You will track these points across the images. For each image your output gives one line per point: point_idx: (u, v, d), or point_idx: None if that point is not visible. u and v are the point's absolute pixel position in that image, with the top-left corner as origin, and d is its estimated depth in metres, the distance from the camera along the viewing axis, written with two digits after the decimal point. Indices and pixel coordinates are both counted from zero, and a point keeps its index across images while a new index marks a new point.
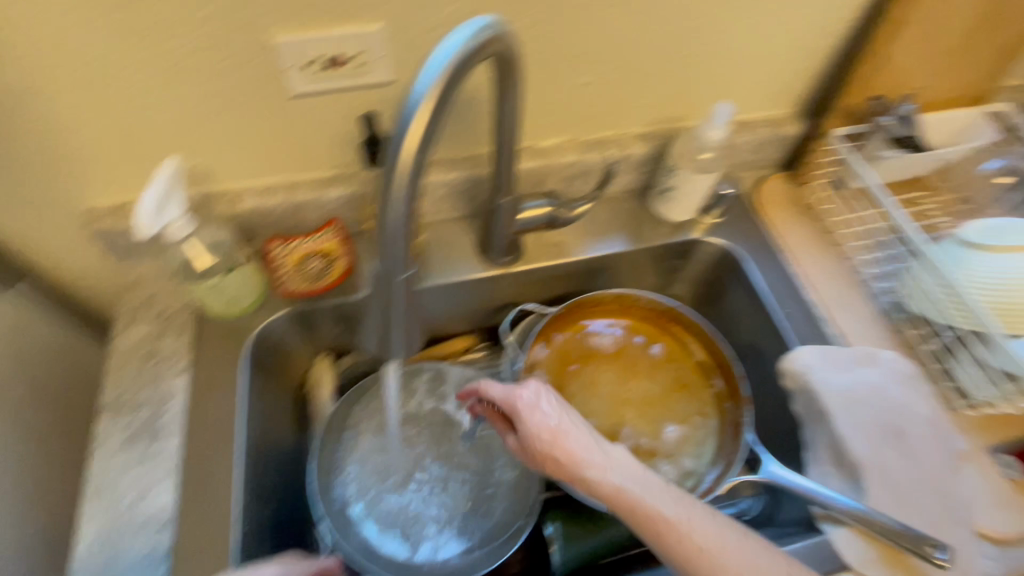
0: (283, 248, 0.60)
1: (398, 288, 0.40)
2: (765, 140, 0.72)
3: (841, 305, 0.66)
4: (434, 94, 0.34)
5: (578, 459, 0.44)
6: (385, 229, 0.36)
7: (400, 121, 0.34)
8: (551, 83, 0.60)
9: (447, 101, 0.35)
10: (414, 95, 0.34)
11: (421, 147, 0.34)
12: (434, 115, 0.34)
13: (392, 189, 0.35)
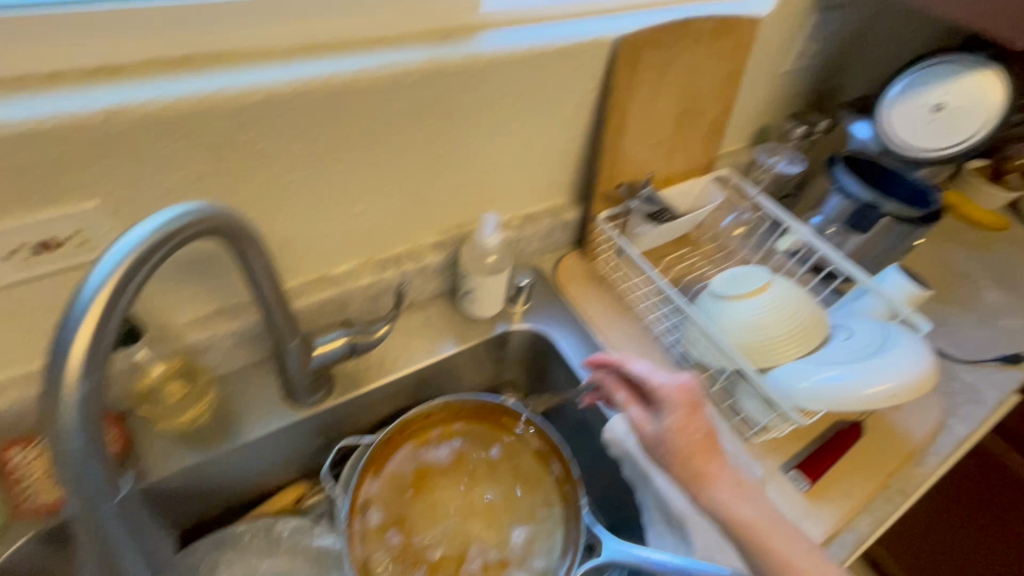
0: (25, 454, 0.50)
1: (108, 512, 0.35)
2: (551, 228, 0.80)
3: (643, 364, 0.73)
4: (106, 295, 0.32)
5: (714, 471, 0.54)
6: (64, 464, 0.33)
7: (66, 323, 0.32)
8: (324, 218, 0.59)
9: (127, 296, 0.33)
10: (85, 288, 0.32)
11: (85, 365, 0.31)
12: (107, 315, 0.32)
13: (58, 424, 0.32)
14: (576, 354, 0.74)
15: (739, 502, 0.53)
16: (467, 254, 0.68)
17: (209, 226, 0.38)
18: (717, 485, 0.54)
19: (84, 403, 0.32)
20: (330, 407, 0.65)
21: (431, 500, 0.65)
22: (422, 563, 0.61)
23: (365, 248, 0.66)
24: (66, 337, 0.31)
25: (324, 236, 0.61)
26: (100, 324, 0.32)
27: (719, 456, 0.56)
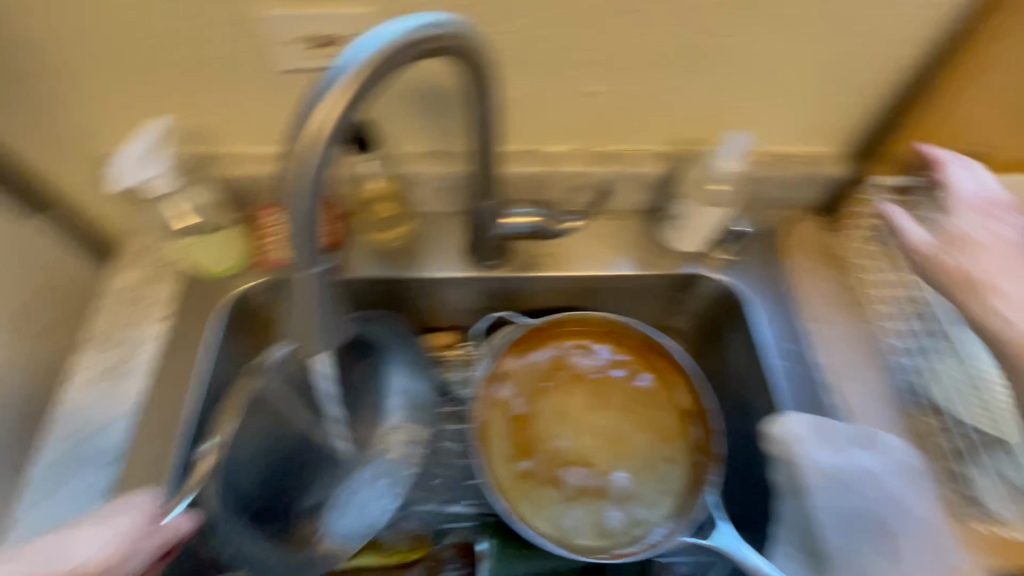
0: (271, 216, 0.59)
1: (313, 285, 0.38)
2: (800, 178, 0.65)
3: (849, 377, 0.59)
4: (318, 130, 0.33)
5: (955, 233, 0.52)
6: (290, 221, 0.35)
7: (290, 179, 0.34)
8: (554, 88, 0.56)
9: (332, 148, 0.34)
10: (309, 110, 0.33)
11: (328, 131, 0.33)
12: (319, 176, 0.34)
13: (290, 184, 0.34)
14: (770, 328, 0.63)
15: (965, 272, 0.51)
16: (686, 181, 0.59)
17: (444, 44, 0.37)
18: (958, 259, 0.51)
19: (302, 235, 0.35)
20: (498, 277, 0.66)
21: (561, 401, 0.65)
22: (529, 451, 0.62)
23: (585, 134, 0.62)
24: (316, 99, 0.32)
25: (552, 108, 0.58)
26: (311, 192, 0.34)
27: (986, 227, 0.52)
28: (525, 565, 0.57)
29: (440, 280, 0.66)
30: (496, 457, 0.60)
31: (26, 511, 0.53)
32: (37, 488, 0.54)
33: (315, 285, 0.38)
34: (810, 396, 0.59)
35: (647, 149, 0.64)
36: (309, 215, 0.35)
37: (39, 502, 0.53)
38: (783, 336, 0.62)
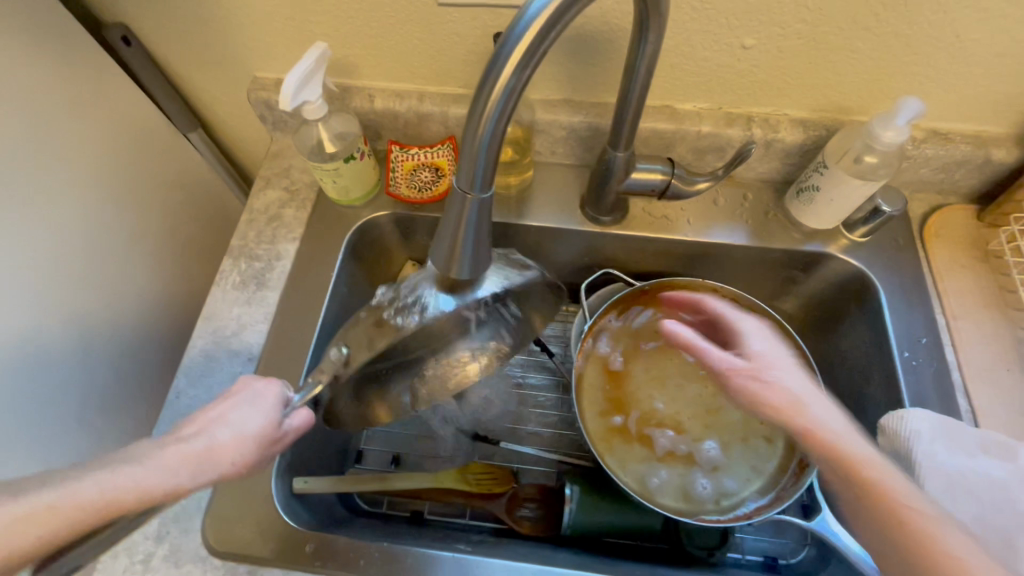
0: (399, 154, 0.63)
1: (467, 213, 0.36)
2: (961, 159, 0.59)
3: (986, 379, 0.55)
4: (521, 50, 0.29)
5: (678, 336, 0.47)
6: (467, 142, 0.32)
7: (479, 98, 0.31)
8: (704, 40, 0.53)
9: (526, 74, 0.30)
10: (513, 28, 0.29)
11: (521, 70, 0.30)
12: (506, 101, 0.31)
13: (479, 106, 0.31)
14: (900, 319, 0.59)
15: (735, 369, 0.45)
16: (833, 149, 0.55)
17: None
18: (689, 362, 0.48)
19: (483, 162, 0.33)
20: (611, 235, 0.65)
21: (658, 365, 0.65)
22: (622, 407, 0.63)
23: (725, 93, 0.59)
24: (511, 36, 0.29)
25: (697, 61, 0.55)
26: (496, 117, 0.31)
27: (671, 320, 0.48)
28: (612, 514, 0.60)
29: (553, 232, 0.66)
30: (586, 410, 0.62)
31: (174, 399, 0.56)
32: (186, 376, 0.57)
33: (466, 216, 0.36)
34: (940, 395, 0.55)
35: (789, 113, 0.60)
36: (490, 144, 0.32)
37: (188, 390, 0.57)
38: (915, 328, 0.58)
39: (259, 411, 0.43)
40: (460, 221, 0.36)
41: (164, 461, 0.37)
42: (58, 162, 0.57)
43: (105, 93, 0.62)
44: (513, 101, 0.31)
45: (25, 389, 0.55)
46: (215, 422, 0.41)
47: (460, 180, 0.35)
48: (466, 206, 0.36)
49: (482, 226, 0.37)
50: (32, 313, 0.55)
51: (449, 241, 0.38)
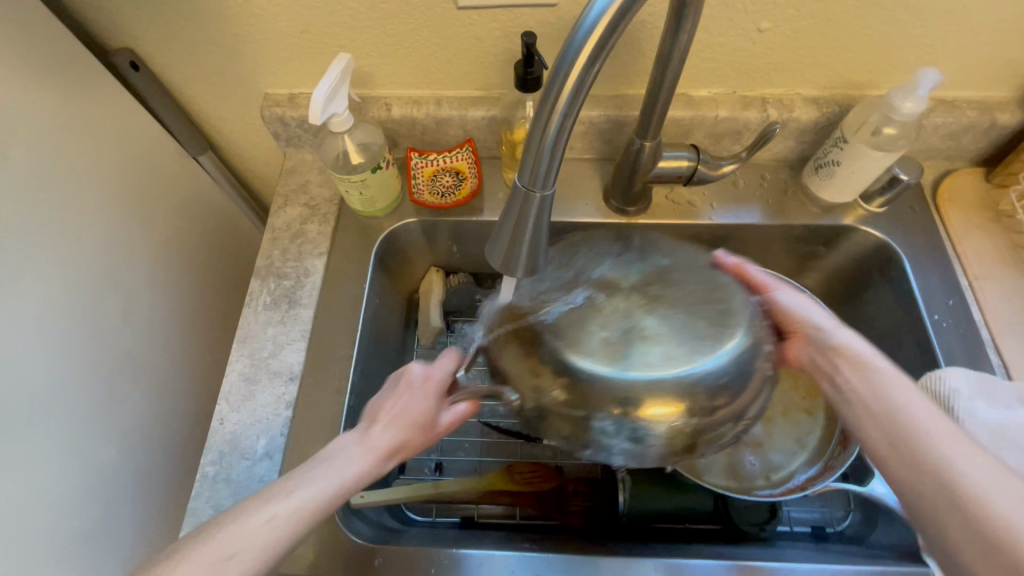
0: (419, 161, 0.61)
1: (530, 211, 0.36)
2: (969, 125, 0.61)
3: (1013, 333, 0.57)
4: (590, 48, 0.30)
5: (780, 297, 0.47)
6: (532, 143, 0.33)
7: (546, 97, 0.32)
8: (720, 26, 0.54)
9: (593, 72, 0.31)
10: (580, 27, 0.30)
11: (588, 68, 0.30)
12: (573, 99, 0.31)
13: (547, 106, 0.32)
14: (925, 283, 0.61)
15: (833, 330, 0.44)
16: (852, 122, 0.57)
17: None
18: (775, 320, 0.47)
19: (547, 160, 0.33)
20: (637, 225, 0.66)
21: None
22: None
23: (739, 77, 0.60)
24: (580, 36, 0.30)
25: (711, 46, 0.56)
26: (563, 114, 0.32)
27: (774, 283, 0.48)
28: (664, 499, 0.60)
29: (579, 226, 0.67)
30: None
31: (218, 426, 0.55)
32: (227, 402, 0.56)
33: (528, 216, 0.37)
34: (972, 353, 0.57)
35: (801, 92, 0.61)
36: (556, 142, 0.33)
37: (231, 414, 0.56)
38: (940, 290, 0.60)
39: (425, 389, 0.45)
40: (521, 219, 0.37)
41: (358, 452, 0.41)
42: (80, 197, 0.56)
43: (121, 122, 0.61)
44: (580, 97, 0.32)
45: (73, 428, 0.54)
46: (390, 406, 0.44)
47: (523, 179, 0.35)
48: (528, 206, 0.36)
49: (541, 226, 0.37)
50: (70, 352, 0.54)
51: (509, 239, 0.38)
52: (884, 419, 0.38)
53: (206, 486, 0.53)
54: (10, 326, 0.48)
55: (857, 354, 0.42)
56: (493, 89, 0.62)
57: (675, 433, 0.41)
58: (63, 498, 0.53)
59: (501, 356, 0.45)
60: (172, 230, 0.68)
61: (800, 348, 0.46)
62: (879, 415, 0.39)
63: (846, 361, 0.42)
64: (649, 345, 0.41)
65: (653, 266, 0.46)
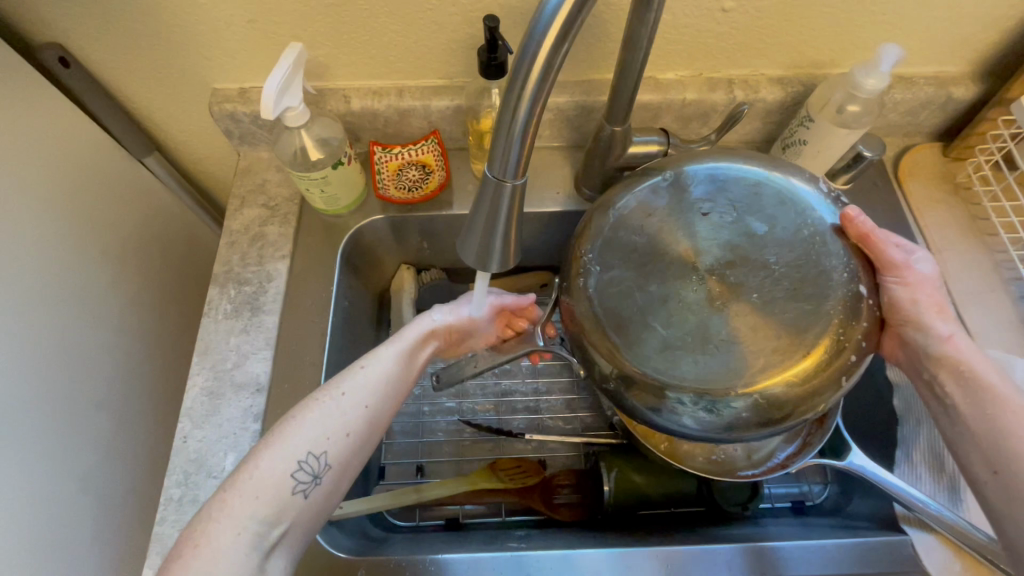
0: (382, 155, 0.59)
1: (503, 203, 0.35)
2: (926, 101, 0.62)
3: (976, 301, 0.59)
4: (558, 28, 0.28)
5: (897, 288, 0.47)
6: (502, 130, 0.31)
7: (514, 81, 0.30)
8: (685, 7, 0.53)
9: (562, 52, 0.29)
10: (546, 4, 0.28)
11: (557, 47, 0.29)
12: (543, 83, 0.30)
13: (516, 89, 0.30)
14: None
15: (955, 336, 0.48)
16: (817, 101, 0.58)
17: None
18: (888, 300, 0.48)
19: (517, 148, 0.32)
20: None
21: None
22: None
23: (705, 58, 0.59)
24: (545, 15, 0.28)
25: (676, 27, 0.55)
26: (533, 98, 0.30)
27: (908, 266, 0.46)
28: (649, 486, 0.60)
29: (551, 216, 0.65)
30: None
31: (180, 445, 0.52)
32: (190, 419, 0.53)
33: (501, 207, 0.35)
34: None
35: (766, 73, 0.61)
36: (526, 129, 0.31)
37: (195, 432, 0.53)
38: None
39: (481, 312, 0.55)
40: (493, 211, 0.35)
41: (392, 361, 0.48)
42: (14, 207, 0.51)
43: (56, 124, 0.56)
44: (550, 79, 0.30)
45: (22, 458, 0.50)
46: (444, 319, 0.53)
47: (493, 169, 0.33)
48: (498, 197, 0.34)
49: (512, 219, 0.36)
50: (12, 376, 0.50)
51: (482, 232, 0.36)
52: (989, 427, 0.45)
53: (171, 509, 0.50)
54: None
55: (959, 364, 0.47)
56: (456, 78, 0.60)
57: (749, 410, 0.42)
58: (17, 534, 0.49)
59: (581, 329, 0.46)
60: (121, 240, 0.64)
61: (897, 346, 0.51)
62: (982, 421, 0.45)
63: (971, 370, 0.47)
64: (725, 340, 0.43)
65: (750, 236, 0.45)
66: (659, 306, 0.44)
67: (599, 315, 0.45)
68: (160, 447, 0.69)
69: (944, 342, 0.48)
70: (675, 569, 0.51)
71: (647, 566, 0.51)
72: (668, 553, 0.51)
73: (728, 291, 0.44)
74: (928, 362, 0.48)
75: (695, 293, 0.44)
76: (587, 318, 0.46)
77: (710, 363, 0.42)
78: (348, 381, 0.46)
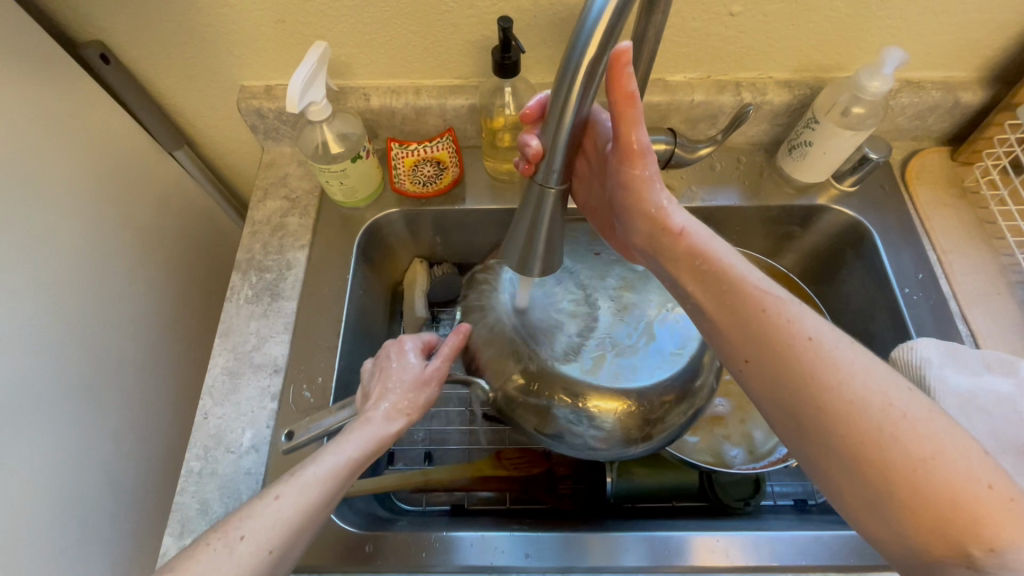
0: (398, 151, 0.61)
1: (547, 204, 0.37)
2: (933, 105, 0.63)
3: (981, 304, 0.60)
4: (599, 38, 0.30)
5: (718, 259, 0.40)
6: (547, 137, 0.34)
7: (561, 85, 0.32)
8: (693, 11, 0.55)
9: (603, 60, 0.32)
10: (586, 18, 0.30)
11: (600, 55, 0.31)
12: (589, 84, 0.32)
13: (561, 99, 0.33)
14: (897, 259, 0.63)
15: (800, 325, 0.36)
16: (823, 102, 0.59)
17: None
18: (666, 263, 0.43)
19: (563, 149, 0.34)
20: None
21: None
22: None
23: (714, 61, 0.61)
24: (585, 26, 0.30)
25: (685, 30, 0.57)
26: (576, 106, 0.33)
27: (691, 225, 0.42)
28: (651, 479, 0.61)
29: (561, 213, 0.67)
30: None
31: (202, 421, 0.55)
32: (211, 396, 0.56)
33: (546, 209, 0.38)
34: (944, 324, 0.59)
35: (774, 76, 0.63)
36: (573, 127, 0.34)
37: (215, 409, 0.55)
38: (911, 265, 0.62)
39: (430, 386, 0.47)
40: (537, 212, 0.38)
41: (318, 491, 0.38)
42: (52, 192, 0.55)
43: (93, 118, 0.60)
44: (594, 85, 0.33)
45: (53, 430, 0.53)
46: (399, 422, 0.44)
47: (539, 173, 0.36)
48: (544, 197, 0.37)
49: (556, 218, 0.38)
50: (47, 351, 0.53)
51: (527, 233, 0.39)
52: (844, 440, 0.34)
53: (191, 481, 0.52)
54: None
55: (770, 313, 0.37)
56: (471, 78, 0.63)
57: (626, 425, 0.48)
58: (47, 499, 0.52)
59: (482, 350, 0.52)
60: (149, 227, 0.67)
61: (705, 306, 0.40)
62: (834, 433, 0.34)
63: (831, 382, 0.34)
64: (601, 360, 0.49)
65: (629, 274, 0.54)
66: (551, 326, 0.51)
67: (505, 332, 0.51)
68: (180, 428, 0.72)
69: (799, 345, 0.36)
70: (672, 556, 0.52)
71: (642, 554, 0.52)
72: (667, 539, 0.52)
73: (603, 324, 0.51)
74: (780, 376, 0.36)
75: (576, 320, 0.51)
76: (483, 333, 0.52)
77: (587, 379, 0.48)
78: (251, 520, 0.36)
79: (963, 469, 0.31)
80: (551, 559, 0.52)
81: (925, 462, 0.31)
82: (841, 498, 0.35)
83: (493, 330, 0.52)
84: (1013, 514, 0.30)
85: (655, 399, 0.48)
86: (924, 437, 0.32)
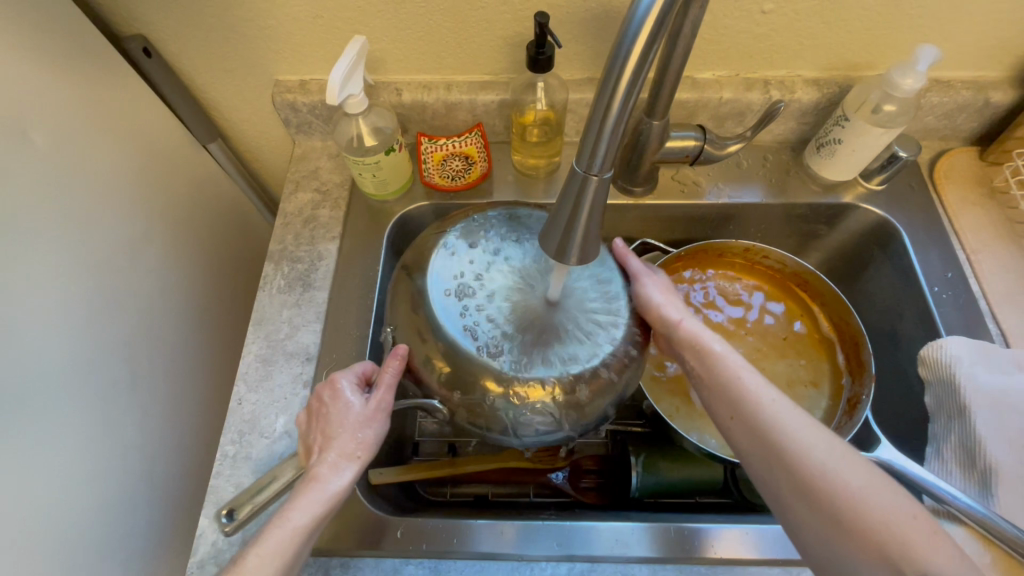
0: (429, 146, 0.62)
1: (587, 196, 0.37)
2: (963, 104, 0.63)
3: (1011, 303, 0.59)
4: (651, 25, 0.30)
5: (706, 343, 0.47)
6: (592, 127, 0.34)
7: (607, 81, 0.33)
8: (725, 9, 0.56)
9: (654, 48, 0.31)
10: (639, 6, 0.30)
11: (653, 42, 0.31)
12: (635, 80, 0.32)
13: (610, 86, 0.32)
14: (925, 257, 0.63)
15: (763, 391, 0.42)
16: (854, 100, 0.59)
17: None
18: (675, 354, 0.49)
19: (608, 138, 0.34)
20: (645, 205, 0.67)
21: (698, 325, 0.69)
22: (670, 368, 0.67)
23: (743, 59, 0.62)
24: (639, 12, 0.30)
25: (715, 27, 0.58)
26: (626, 94, 0.32)
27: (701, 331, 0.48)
28: (675, 474, 0.62)
29: None
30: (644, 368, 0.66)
31: (236, 406, 0.56)
32: (245, 382, 0.57)
33: (587, 202, 0.37)
34: (974, 323, 0.59)
35: (803, 74, 0.63)
36: (617, 124, 0.33)
37: (250, 395, 0.56)
38: (940, 264, 0.62)
39: (376, 420, 0.47)
40: (577, 203, 0.37)
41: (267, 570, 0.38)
42: (96, 181, 0.56)
43: (136, 112, 0.62)
44: (645, 73, 0.32)
45: (94, 413, 0.54)
46: (349, 469, 0.44)
47: (581, 163, 0.36)
48: (585, 187, 0.36)
49: (595, 210, 0.38)
50: (89, 336, 0.54)
51: (564, 225, 0.39)
52: (799, 479, 0.38)
53: (226, 464, 0.53)
54: (29, 310, 0.48)
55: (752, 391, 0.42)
56: (502, 74, 0.64)
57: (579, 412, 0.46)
58: (89, 480, 0.53)
59: (416, 358, 0.48)
60: (184, 218, 0.68)
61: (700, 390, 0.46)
62: (790, 471, 0.38)
63: (786, 435, 0.39)
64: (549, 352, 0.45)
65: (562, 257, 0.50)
66: (490, 322, 0.46)
67: (443, 336, 0.46)
68: (212, 415, 0.73)
69: (763, 404, 0.41)
70: (699, 547, 0.52)
71: (669, 545, 0.52)
72: (694, 530, 0.53)
73: (537, 312, 0.46)
74: (751, 433, 0.41)
75: (512, 308, 0.46)
76: (418, 341, 0.47)
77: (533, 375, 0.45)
78: None
79: (895, 502, 0.35)
80: (579, 548, 0.52)
81: (863, 492, 0.35)
82: (802, 536, 0.38)
83: (426, 337, 0.47)
84: (939, 541, 0.33)
85: (599, 383, 0.46)
86: (860, 477, 0.36)
